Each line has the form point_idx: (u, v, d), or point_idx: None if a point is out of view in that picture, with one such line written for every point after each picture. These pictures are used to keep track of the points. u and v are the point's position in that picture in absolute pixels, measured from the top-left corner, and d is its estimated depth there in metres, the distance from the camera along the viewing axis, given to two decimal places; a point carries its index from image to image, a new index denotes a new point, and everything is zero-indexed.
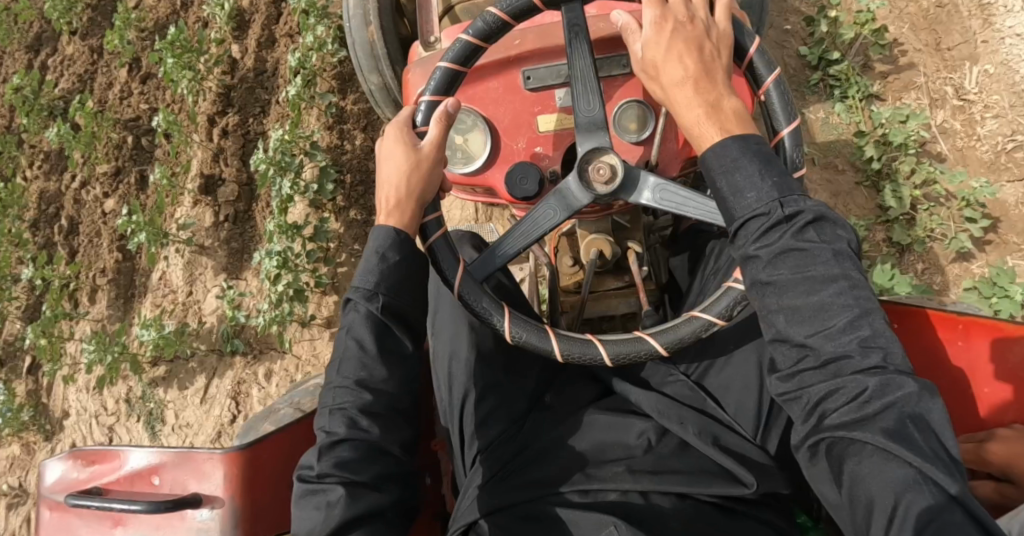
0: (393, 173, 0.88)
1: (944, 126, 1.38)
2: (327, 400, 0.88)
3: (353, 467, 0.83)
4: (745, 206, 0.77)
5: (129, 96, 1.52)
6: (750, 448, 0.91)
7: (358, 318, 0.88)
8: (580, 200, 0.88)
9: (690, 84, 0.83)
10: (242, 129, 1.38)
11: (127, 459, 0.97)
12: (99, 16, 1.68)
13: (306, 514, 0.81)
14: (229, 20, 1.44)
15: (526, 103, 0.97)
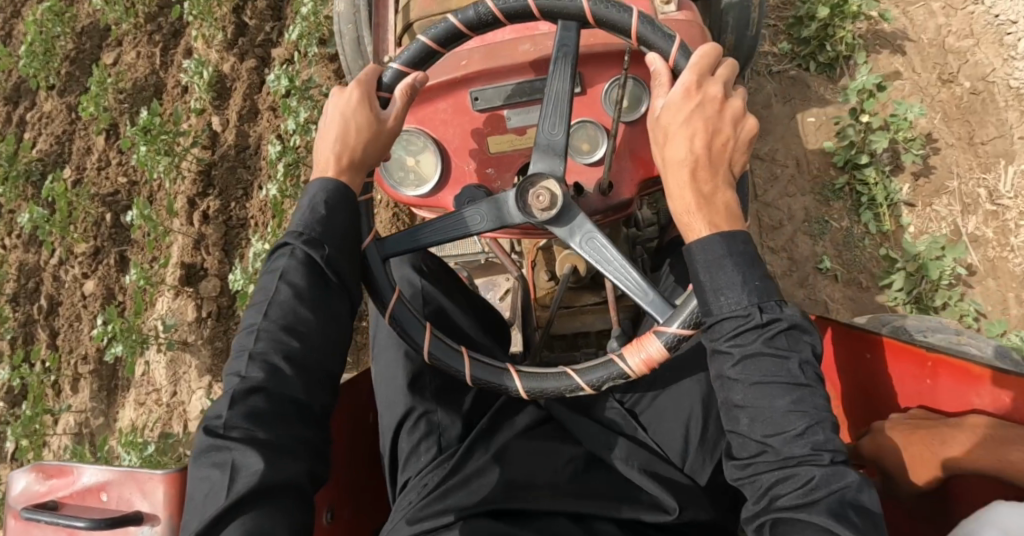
0: (339, 136, 0.67)
1: (973, 234, 1.10)
2: (242, 343, 0.63)
3: (265, 421, 0.59)
4: (726, 300, 0.57)
5: (107, 166, 1.44)
6: (674, 478, 0.69)
7: (292, 262, 0.64)
8: (510, 221, 0.69)
9: (684, 161, 0.61)
10: (223, 214, 1.30)
11: (86, 472, 0.67)
12: (78, 72, 1.60)
13: (203, 476, 0.57)
14: (208, 89, 1.37)
15: (475, 124, 0.77)
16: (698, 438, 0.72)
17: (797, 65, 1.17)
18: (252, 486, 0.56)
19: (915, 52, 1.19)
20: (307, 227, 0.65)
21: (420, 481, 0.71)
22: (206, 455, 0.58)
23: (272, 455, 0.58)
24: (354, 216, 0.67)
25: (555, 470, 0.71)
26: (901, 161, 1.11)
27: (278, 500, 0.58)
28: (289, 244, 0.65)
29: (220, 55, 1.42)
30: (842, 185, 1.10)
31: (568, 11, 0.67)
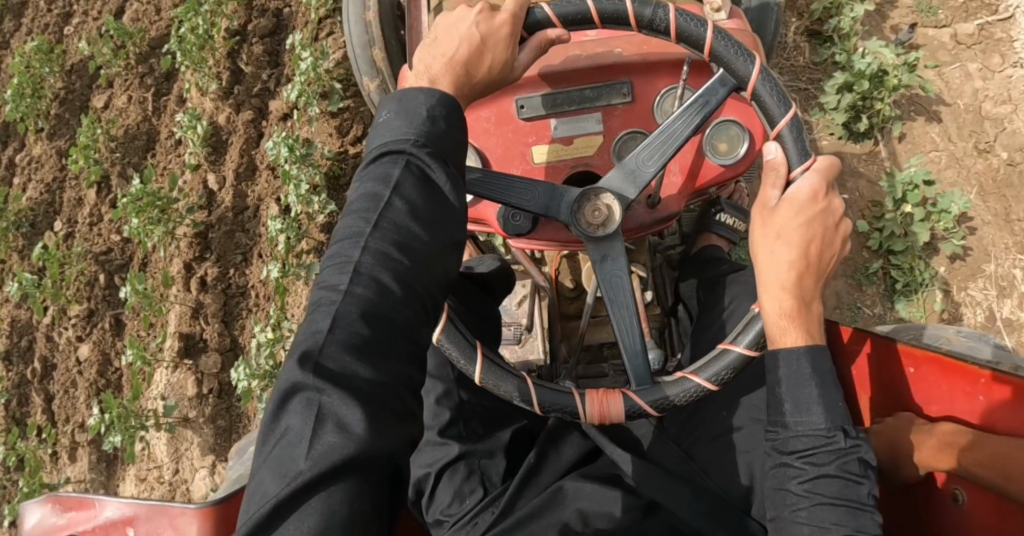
0: (467, 65, 0.66)
1: (1010, 318, 1.05)
2: (342, 248, 0.57)
3: (371, 353, 0.53)
4: (809, 424, 0.64)
5: (99, 222, 1.39)
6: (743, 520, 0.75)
7: (408, 174, 0.59)
8: (557, 214, 0.75)
9: (794, 259, 0.65)
10: (223, 281, 1.24)
11: (109, 506, 0.77)
12: (67, 113, 1.55)
13: (293, 424, 0.51)
14: (204, 144, 1.30)
15: (520, 135, 0.83)
16: (763, 484, 0.78)
17: (831, 133, 1.12)
18: (347, 451, 0.50)
19: (950, 119, 1.13)
20: (426, 138, 0.60)
21: (470, 521, 0.78)
22: (294, 395, 0.52)
23: (372, 411, 0.52)
24: (466, 136, 0.64)
25: (615, 518, 0.77)
26: (937, 243, 1.06)
27: (367, 469, 0.52)
28: (401, 151, 0.59)
29: (215, 105, 1.35)
30: (875, 270, 1.06)
31: (729, 66, 0.73)
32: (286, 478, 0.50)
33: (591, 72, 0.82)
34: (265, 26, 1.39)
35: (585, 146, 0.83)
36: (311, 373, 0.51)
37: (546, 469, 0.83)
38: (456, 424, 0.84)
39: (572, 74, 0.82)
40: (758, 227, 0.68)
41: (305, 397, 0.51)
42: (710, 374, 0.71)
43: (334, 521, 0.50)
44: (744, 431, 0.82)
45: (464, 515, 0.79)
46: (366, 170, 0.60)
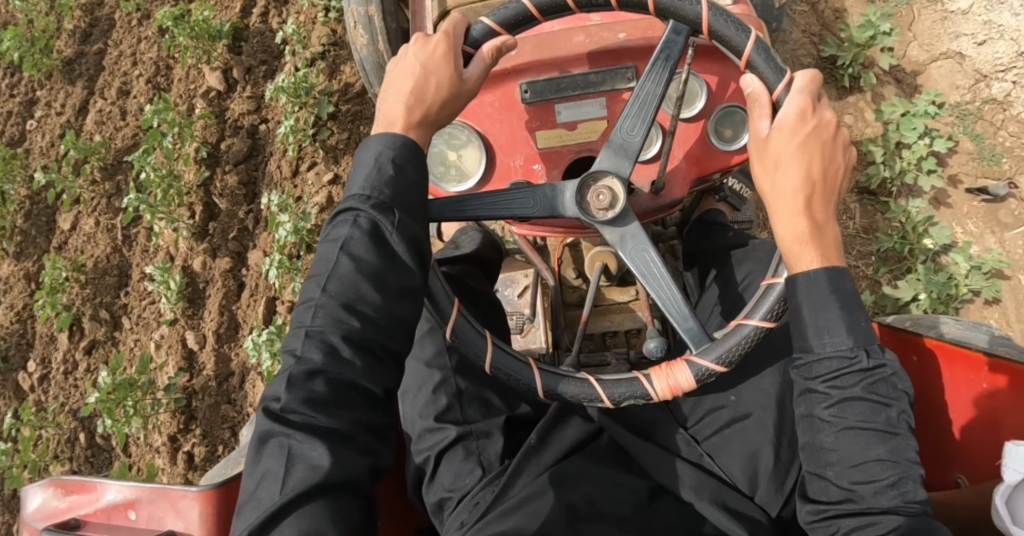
0: (416, 93, 0.64)
1: None
2: (302, 316, 0.59)
3: (323, 407, 0.56)
4: (833, 345, 0.57)
5: (74, 370, 1.28)
6: (751, 507, 0.68)
7: (357, 229, 0.60)
8: (563, 213, 0.69)
9: (796, 169, 0.60)
10: (211, 459, 1.15)
11: (111, 489, 0.69)
12: (33, 229, 1.42)
13: (267, 469, 0.54)
14: (180, 296, 1.19)
15: (524, 120, 0.76)
16: (771, 466, 0.70)
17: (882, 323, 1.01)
18: (314, 484, 0.53)
19: (1009, 297, 1.01)
20: (374, 190, 0.61)
21: (470, 501, 0.71)
22: (265, 441, 0.55)
23: (338, 449, 0.55)
24: (422, 175, 0.63)
25: (622, 501, 0.70)
26: None
27: (343, 497, 0.55)
28: (354, 206, 0.61)
29: (189, 245, 1.23)
30: None
31: (676, 12, 0.66)
32: (259, 512, 0.53)
33: (598, 56, 0.74)
34: (239, 151, 1.25)
35: (591, 132, 0.75)
36: (277, 422, 0.55)
37: (550, 446, 0.74)
38: (456, 408, 0.76)
39: (576, 59, 0.74)
40: (758, 166, 0.63)
41: (276, 441, 0.55)
42: (766, 311, 0.66)
43: None
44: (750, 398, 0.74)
45: (465, 495, 0.72)
46: (329, 225, 0.63)
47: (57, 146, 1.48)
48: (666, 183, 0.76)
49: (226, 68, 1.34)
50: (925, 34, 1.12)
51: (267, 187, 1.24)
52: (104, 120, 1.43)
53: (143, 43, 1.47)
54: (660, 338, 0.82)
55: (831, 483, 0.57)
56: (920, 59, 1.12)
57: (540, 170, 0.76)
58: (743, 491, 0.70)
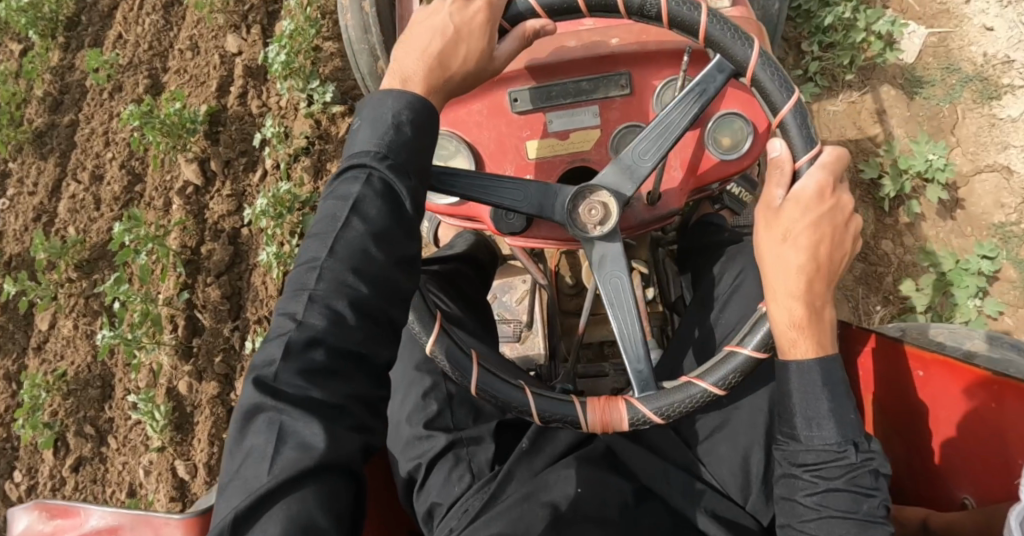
0: (441, 59, 0.62)
1: None
2: (307, 279, 0.55)
3: (318, 381, 0.53)
4: (820, 439, 0.59)
5: (60, 488, 1.21)
6: (739, 515, 0.73)
7: (369, 189, 0.56)
8: (551, 215, 0.67)
9: (800, 248, 0.60)
10: None
11: (94, 515, 0.66)
12: (11, 324, 1.32)
13: (256, 445, 0.51)
14: (166, 424, 1.12)
15: (513, 128, 0.74)
16: (760, 475, 0.73)
17: None
18: (306, 466, 0.50)
19: None
20: (389, 150, 0.57)
21: (460, 508, 0.73)
22: (254, 415, 0.52)
23: (332, 428, 0.52)
24: (434, 143, 0.61)
25: (613, 505, 0.71)
26: None
27: (332, 481, 0.52)
28: (366, 160, 0.57)
29: (172, 365, 1.14)
30: None
31: (724, 51, 0.65)
32: (249, 492, 0.50)
33: (589, 63, 0.73)
34: (221, 260, 1.17)
35: (583, 141, 0.74)
36: (269, 395, 0.52)
37: (543, 449, 0.76)
38: (445, 414, 0.77)
39: (567, 65, 0.73)
40: (762, 228, 0.62)
41: (267, 416, 0.52)
42: (719, 377, 0.65)
43: (296, 527, 0.49)
44: (741, 413, 0.76)
45: (456, 501, 0.74)
46: (332, 186, 0.58)
47: (31, 232, 1.39)
48: (663, 192, 0.74)
49: (203, 158, 1.24)
50: (970, 141, 1.04)
51: (252, 303, 1.16)
52: (77, 208, 1.34)
53: (115, 119, 1.38)
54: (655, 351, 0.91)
55: None
56: (964, 169, 1.03)
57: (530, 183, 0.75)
58: (736, 499, 0.74)
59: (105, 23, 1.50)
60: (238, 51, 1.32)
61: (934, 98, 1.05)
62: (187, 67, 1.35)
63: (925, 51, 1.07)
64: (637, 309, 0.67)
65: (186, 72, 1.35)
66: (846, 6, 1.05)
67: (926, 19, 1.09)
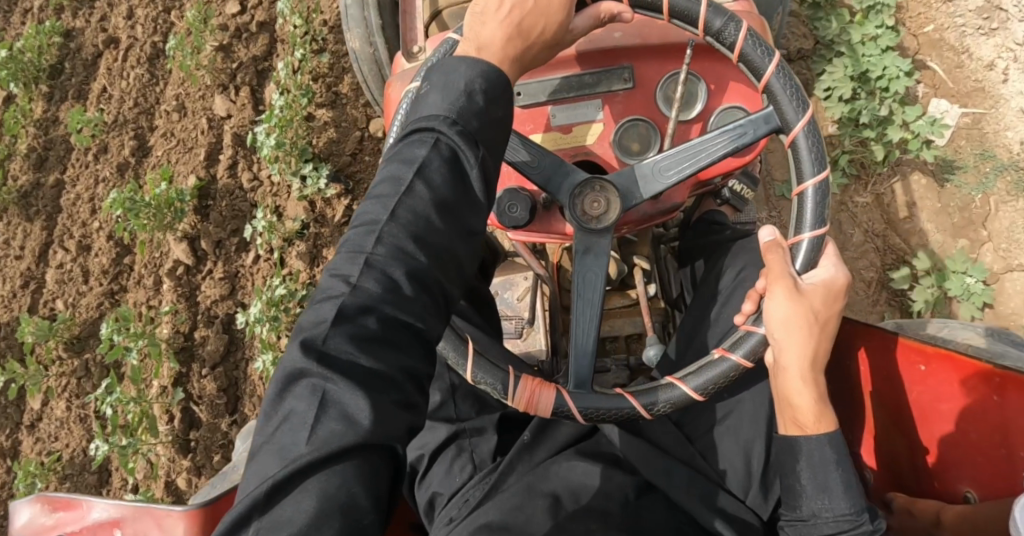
0: (520, 27, 0.58)
1: None
2: (365, 243, 0.49)
3: (372, 351, 0.47)
4: (833, 510, 0.62)
5: None
6: (742, 509, 0.73)
7: (437, 154, 0.51)
8: (556, 192, 0.68)
9: (807, 329, 0.62)
10: None
11: (96, 507, 0.71)
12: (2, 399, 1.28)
13: (299, 408, 0.45)
14: None
15: (518, 123, 0.73)
16: (761, 469, 0.75)
17: None
18: (350, 442, 0.44)
19: None
20: (461, 115, 0.52)
21: (461, 498, 0.74)
22: (298, 379, 0.46)
23: (378, 401, 0.46)
24: (509, 116, 0.56)
25: (613, 499, 0.73)
26: None
27: (375, 458, 0.46)
28: (447, 116, 0.52)
29: (169, 460, 1.11)
30: None
31: (777, 106, 0.65)
32: (285, 461, 0.44)
33: (593, 56, 0.72)
34: (216, 350, 1.13)
35: (585, 134, 0.73)
36: (317, 360, 0.46)
37: (543, 442, 0.78)
38: (449, 405, 0.78)
39: (570, 59, 0.72)
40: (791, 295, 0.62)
41: (312, 385, 0.45)
42: (656, 396, 0.67)
43: (333, 505, 0.43)
44: (744, 407, 0.78)
45: (456, 492, 0.75)
46: (396, 149, 0.54)
47: (19, 298, 1.34)
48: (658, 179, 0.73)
49: (193, 236, 1.18)
50: (1002, 235, 0.99)
51: (250, 396, 1.12)
52: (65, 279, 1.29)
53: (101, 185, 1.32)
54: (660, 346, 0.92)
55: None
56: (995, 267, 0.99)
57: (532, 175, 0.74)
58: (736, 494, 0.75)
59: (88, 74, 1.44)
60: (226, 114, 1.25)
61: (965, 186, 1.01)
62: (175, 130, 1.29)
63: (958, 133, 1.02)
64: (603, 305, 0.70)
65: (173, 135, 1.29)
66: (882, 100, 1.01)
67: (959, 97, 1.04)
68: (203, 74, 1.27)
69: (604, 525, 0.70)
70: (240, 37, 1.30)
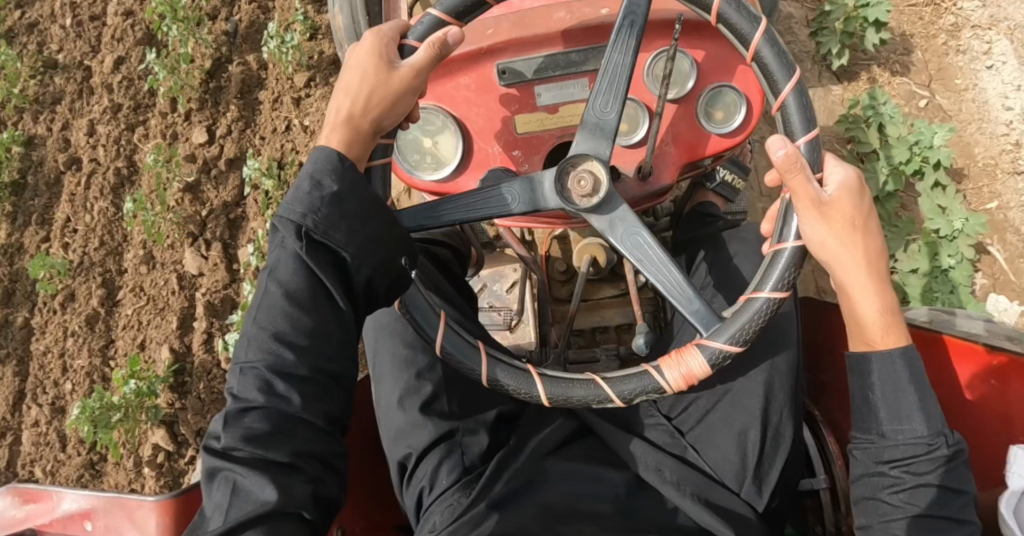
0: (370, 79, 1.22)
1: None
2: (238, 359, 1.14)
3: (262, 439, 1.08)
4: (911, 432, 1.10)
5: None
6: (737, 500, 1.30)
7: (290, 258, 1.13)
8: (549, 202, 1.26)
9: (847, 237, 1.15)
10: None
11: (67, 500, 1.26)
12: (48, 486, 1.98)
13: (217, 493, 1.05)
14: None
15: (496, 101, 1.45)
16: (756, 439, 1.34)
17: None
18: (259, 511, 1.03)
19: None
20: (303, 219, 1.11)
21: (451, 494, 1.30)
22: (216, 471, 1.07)
23: (277, 476, 1.06)
24: (352, 196, 1.13)
25: (598, 498, 1.32)
26: None
27: (273, 523, 1.04)
28: (288, 218, 1.12)
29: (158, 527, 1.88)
30: None
31: (733, 28, 1.25)
32: (222, 523, 1.02)
33: (581, 33, 1.41)
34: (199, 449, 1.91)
35: (565, 110, 1.44)
36: (221, 457, 1.07)
37: (532, 444, 1.39)
38: (439, 394, 1.38)
39: (498, 52, 1.44)
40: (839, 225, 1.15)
41: (222, 473, 1.06)
42: (774, 293, 1.21)
43: None
44: (734, 394, 1.39)
45: (446, 484, 1.32)
46: (274, 247, 1.16)
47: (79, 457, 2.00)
48: (652, 174, 1.45)
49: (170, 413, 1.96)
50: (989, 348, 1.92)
51: None
52: (41, 444, 2.04)
53: (72, 335, 2.10)
54: (645, 335, 1.70)
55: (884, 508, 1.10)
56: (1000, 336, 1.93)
57: (516, 152, 1.46)
58: (737, 488, 1.32)
59: (52, 194, 2.25)
60: (197, 269, 2.07)
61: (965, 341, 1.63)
62: (145, 286, 2.10)
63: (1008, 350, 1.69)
64: (665, 259, 1.27)
65: (144, 287, 2.10)
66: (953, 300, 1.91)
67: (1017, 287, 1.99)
68: (167, 227, 2.09)
69: (596, 520, 1.29)
70: (208, 173, 2.15)
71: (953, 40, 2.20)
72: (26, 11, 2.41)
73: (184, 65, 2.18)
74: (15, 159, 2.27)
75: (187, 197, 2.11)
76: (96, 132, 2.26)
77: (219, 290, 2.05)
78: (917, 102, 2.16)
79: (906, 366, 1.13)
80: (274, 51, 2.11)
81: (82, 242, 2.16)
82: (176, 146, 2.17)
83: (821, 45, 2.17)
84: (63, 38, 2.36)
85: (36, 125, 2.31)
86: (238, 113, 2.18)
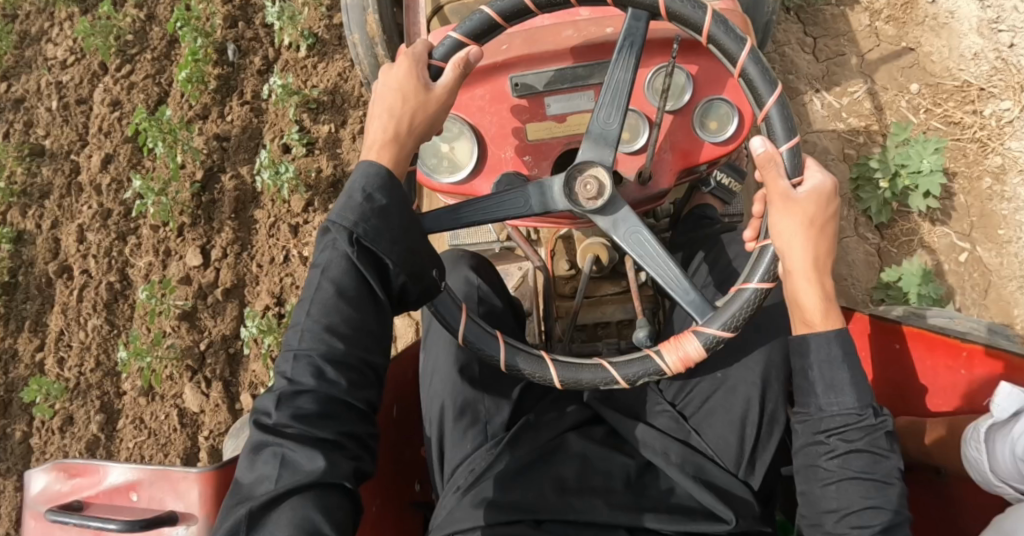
0: (408, 103, 1.34)
1: None
2: (293, 345, 1.28)
3: (310, 418, 1.22)
4: (844, 405, 1.27)
5: None
6: (735, 482, 1.47)
7: (340, 250, 1.29)
8: (557, 207, 1.41)
9: (806, 235, 1.29)
10: None
11: (113, 470, 1.41)
12: None
13: (265, 463, 1.20)
14: None
15: (509, 111, 1.57)
16: (755, 421, 1.50)
17: None
18: (303, 479, 1.18)
19: None
20: (356, 228, 1.25)
21: (468, 469, 1.49)
22: (263, 446, 1.21)
23: (327, 454, 1.22)
24: (396, 208, 1.29)
25: (611, 477, 1.50)
26: None
27: (315, 493, 1.19)
28: (340, 224, 1.27)
29: None
30: None
31: (722, 42, 1.37)
32: (272, 487, 1.18)
33: (590, 50, 1.52)
34: None
35: (574, 120, 1.56)
36: (274, 434, 1.21)
37: (551, 428, 1.56)
38: (472, 374, 1.57)
39: (510, 67, 1.55)
40: (802, 221, 1.29)
41: (271, 448, 1.20)
42: (761, 280, 1.35)
43: (298, 517, 1.16)
44: (732, 379, 1.55)
45: (468, 459, 1.51)
46: (323, 240, 1.32)
47: None
48: (651, 179, 1.57)
49: None
50: None
51: None
52: None
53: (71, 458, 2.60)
54: (647, 329, 1.77)
55: (826, 469, 1.27)
56: None
57: (529, 159, 1.58)
58: (734, 469, 1.49)
59: (43, 299, 2.75)
60: (196, 401, 2.55)
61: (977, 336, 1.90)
62: (146, 419, 2.59)
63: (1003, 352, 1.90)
64: (666, 255, 1.41)
65: (146, 415, 2.60)
66: None
67: None
68: (167, 362, 2.57)
69: (603, 498, 1.46)
70: (202, 299, 2.63)
71: (998, 184, 2.37)
72: (13, 85, 2.94)
73: (177, 169, 2.68)
74: (7, 258, 2.79)
75: (183, 326, 2.59)
76: (86, 239, 2.75)
77: (222, 434, 2.53)
78: (957, 255, 2.35)
79: (839, 343, 1.29)
80: (269, 181, 2.61)
81: (77, 360, 2.66)
82: (174, 271, 2.65)
83: (864, 201, 2.39)
84: (49, 122, 2.88)
85: (25, 219, 2.82)
86: (233, 234, 2.66)
